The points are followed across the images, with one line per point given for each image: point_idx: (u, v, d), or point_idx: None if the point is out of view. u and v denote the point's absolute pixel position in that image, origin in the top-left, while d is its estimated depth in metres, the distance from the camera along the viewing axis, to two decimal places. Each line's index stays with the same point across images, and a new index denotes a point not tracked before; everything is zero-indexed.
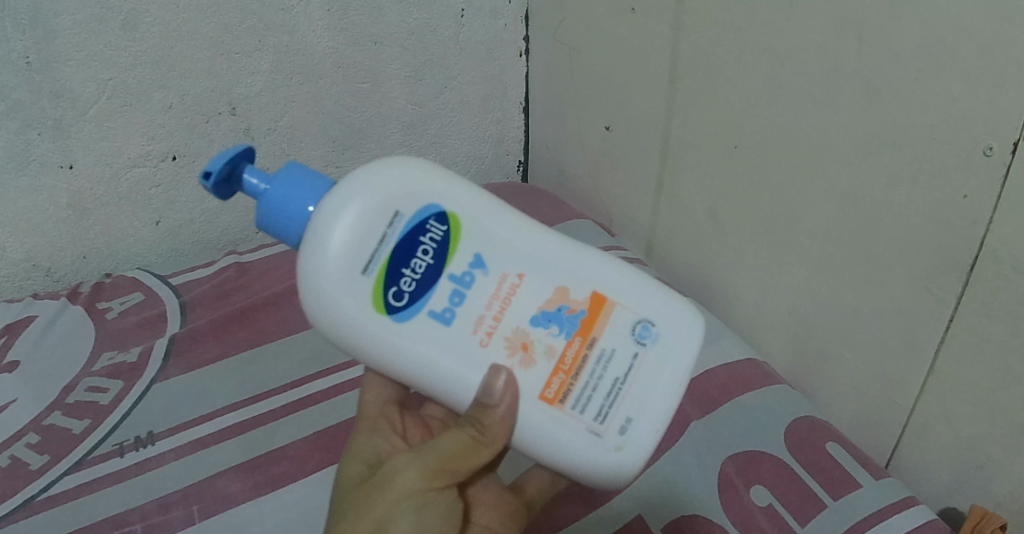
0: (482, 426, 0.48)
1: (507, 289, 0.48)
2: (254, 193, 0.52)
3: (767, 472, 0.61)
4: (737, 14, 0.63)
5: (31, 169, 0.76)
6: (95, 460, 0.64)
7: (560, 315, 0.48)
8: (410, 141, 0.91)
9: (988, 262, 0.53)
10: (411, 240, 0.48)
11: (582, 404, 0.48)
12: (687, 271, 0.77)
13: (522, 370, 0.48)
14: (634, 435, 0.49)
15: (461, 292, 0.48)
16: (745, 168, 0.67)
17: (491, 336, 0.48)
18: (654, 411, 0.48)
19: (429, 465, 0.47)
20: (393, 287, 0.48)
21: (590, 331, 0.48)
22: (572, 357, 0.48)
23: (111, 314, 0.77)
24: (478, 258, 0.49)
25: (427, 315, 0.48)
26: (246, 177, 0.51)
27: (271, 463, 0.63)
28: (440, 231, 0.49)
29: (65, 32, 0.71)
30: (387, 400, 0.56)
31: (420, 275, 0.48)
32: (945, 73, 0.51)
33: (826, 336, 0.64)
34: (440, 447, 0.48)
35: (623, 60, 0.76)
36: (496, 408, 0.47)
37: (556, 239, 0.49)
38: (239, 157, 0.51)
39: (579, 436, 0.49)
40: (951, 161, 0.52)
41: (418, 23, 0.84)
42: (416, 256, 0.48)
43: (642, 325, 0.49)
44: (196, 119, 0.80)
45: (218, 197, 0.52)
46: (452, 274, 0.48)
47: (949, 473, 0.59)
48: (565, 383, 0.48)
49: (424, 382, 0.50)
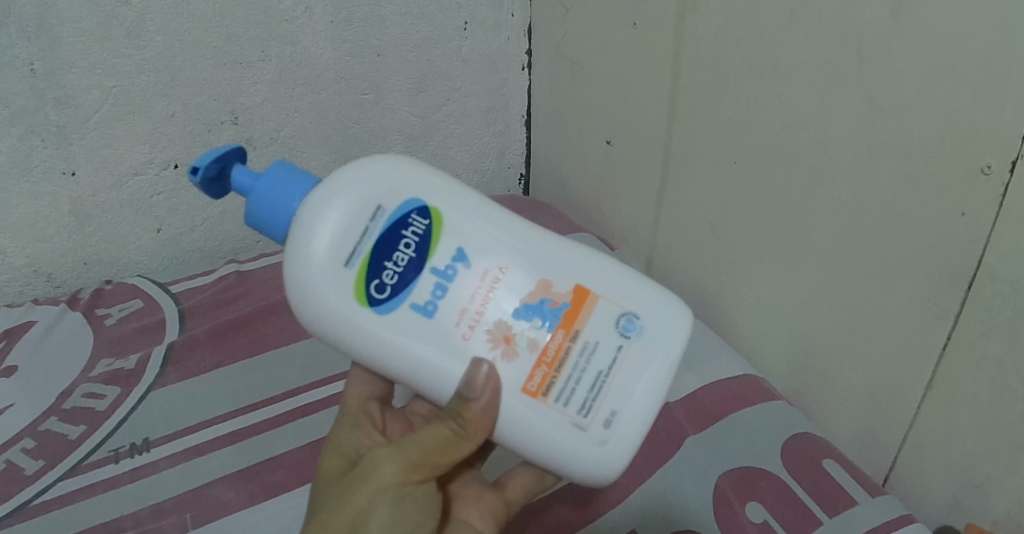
0: (463, 421, 0.48)
1: (489, 282, 0.49)
2: (243, 190, 0.53)
3: (763, 489, 0.60)
4: (737, 30, 0.63)
5: (33, 175, 0.76)
6: (90, 466, 0.64)
7: (543, 308, 0.49)
8: (411, 153, 0.91)
9: (986, 279, 0.52)
10: (393, 234, 0.49)
11: (565, 397, 0.48)
12: (685, 286, 0.77)
13: (505, 363, 0.48)
14: (620, 428, 0.48)
15: (444, 285, 0.49)
16: (744, 183, 0.67)
17: (473, 329, 0.49)
18: (640, 403, 0.48)
19: (409, 459, 0.47)
20: (376, 280, 0.49)
21: (573, 323, 0.49)
22: (554, 349, 0.48)
23: (110, 320, 0.77)
24: (460, 252, 0.49)
25: (410, 308, 0.49)
26: (234, 175, 0.52)
27: (266, 471, 0.63)
28: (422, 225, 0.49)
29: (70, 39, 0.72)
30: (370, 397, 0.56)
31: (402, 268, 0.49)
32: (943, 91, 0.51)
33: (823, 352, 0.64)
34: (421, 440, 0.48)
35: (623, 75, 0.77)
36: (478, 400, 0.47)
37: (539, 234, 0.50)
38: (229, 156, 0.53)
39: (563, 429, 0.48)
40: (949, 178, 0.52)
41: (422, 35, 0.85)
42: (399, 250, 0.49)
43: (627, 318, 0.49)
44: (199, 128, 0.80)
45: (209, 195, 0.53)
46: (434, 268, 0.49)
47: (947, 490, 0.59)
48: (548, 375, 0.48)
49: (408, 376, 0.50)
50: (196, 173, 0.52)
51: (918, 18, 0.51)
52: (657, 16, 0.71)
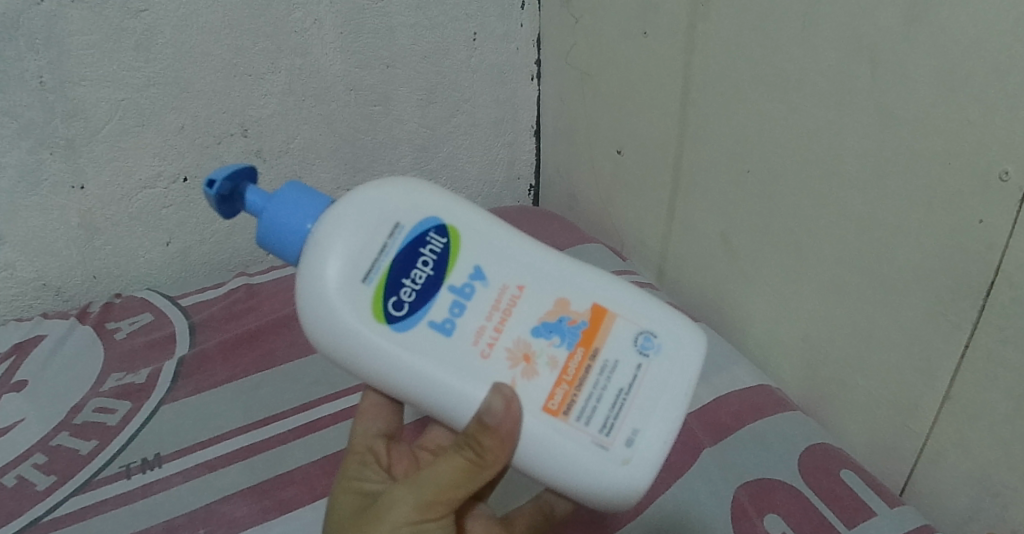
0: (481, 449, 0.47)
1: (507, 301, 0.48)
2: (255, 211, 0.52)
3: (780, 500, 0.60)
4: (749, 39, 0.63)
5: (41, 189, 0.76)
6: (102, 482, 0.63)
7: (561, 326, 0.48)
8: (420, 164, 0.91)
9: (1004, 286, 0.52)
10: (411, 252, 0.49)
11: (586, 416, 0.48)
12: (698, 296, 0.77)
13: (525, 382, 0.48)
14: (642, 447, 0.47)
15: (461, 303, 0.48)
16: (757, 193, 0.66)
17: (492, 347, 0.48)
18: (662, 422, 0.48)
19: (423, 499, 0.47)
20: (393, 297, 0.48)
21: (592, 342, 0.48)
22: (575, 368, 0.48)
23: (120, 335, 0.77)
24: (478, 270, 0.49)
25: (428, 326, 0.48)
26: (247, 195, 0.52)
27: (279, 486, 0.63)
28: (440, 244, 0.49)
29: (79, 52, 0.72)
30: (376, 433, 0.54)
31: (420, 285, 0.48)
32: (959, 98, 0.51)
33: (839, 362, 0.64)
34: (436, 476, 0.47)
35: (634, 84, 0.76)
36: (498, 428, 0.46)
37: (556, 254, 0.50)
38: (242, 175, 0.52)
39: (584, 449, 0.47)
40: (966, 185, 0.52)
41: (430, 45, 0.85)
42: (416, 268, 0.49)
43: (645, 336, 0.49)
44: (208, 141, 0.80)
45: (222, 215, 0.53)
46: (452, 285, 0.48)
47: (965, 500, 0.58)
48: (568, 394, 0.48)
49: (424, 397, 0.49)
50: (212, 187, 0.51)
51: (933, 26, 0.51)
52: (668, 26, 0.70)
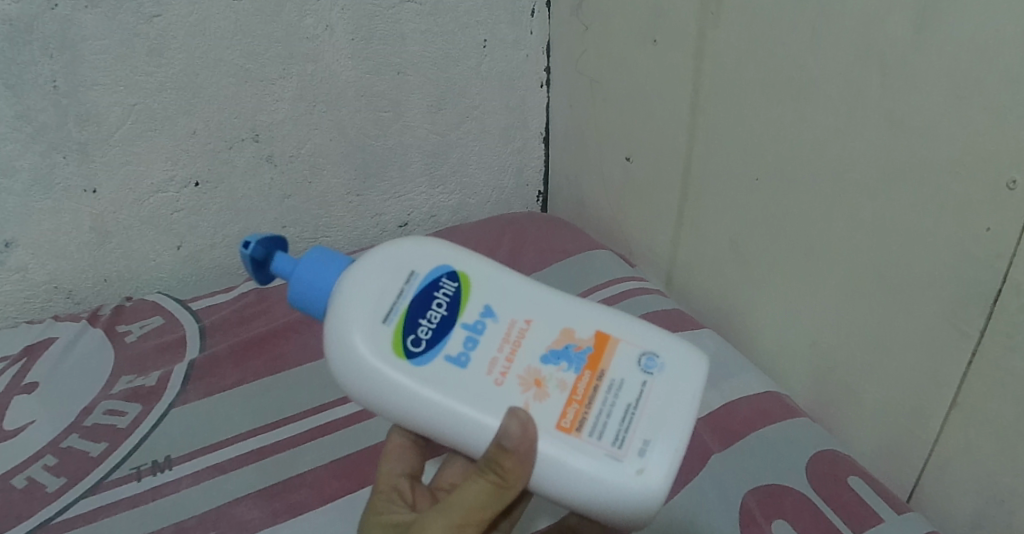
0: (504, 471, 0.46)
1: (516, 333, 0.49)
2: (284, 275, 0.53)
3: (790, 507, 0.60)
4: (760, 47, 0.63)
5: (54, 192, 0.77)
6: (112, 484, 0.64)
7: (568, 353, 0.49)
8: (430, 170, 0.92)
9: (1012, 294, 0.52)
10: (426, 295, 0.50)
11: (598, 432, 0.47)
12: (708, 303, 0.77)
13: (537, 404, 0.47)
14: (655, 455, 0.47)
15: (474, 338, 0.49)
16: (768, 200, 0.66)
17: (505, 376, 0.48)
18: (671, 428, 0.47)
19: (453, 523, 0.46)
20: (410, 335, 0.48)
21: (598, 365, 0.49)
22: (583, 388, 0.48)
23: (130, 337, 0.78)
24: (488, 308, 0.49)
25: (443, 359, 0.48)
26: (276, 260, 0.53)
27: (290, 489, 0.63)
28: (452, 287, 0.50)
29: (93, 56, 0.72)
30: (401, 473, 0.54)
31: (435, 324, 0.49)
32: (968, 107, 0.51)
33: (848, 368, 0.64)
34: (463, 501, 0.46)
35: (644, 92, 0.77)
36: (516, 450, 0.45)
37: (561, 292, 0.51)
38: (275, 244, 0.54)
39: (599, 463, 0.47)
40: (974, 192, 0.52)
41: (441, 53, 0.85)
42: (431, 309, 0.49)
43: (648, 356, 0.49)
44: (220, 145, 0.80)
45: (257, 280, 0.53)
46: (465, 323, 0.49)
47: (973, 506, 0.58)
48: (579, 412, 0.47)
49: (439, 430, 0.48)
50: (247, 248, 0.52)
51: (943, 35, 0.51)
52: (678, 34, 0.71)
